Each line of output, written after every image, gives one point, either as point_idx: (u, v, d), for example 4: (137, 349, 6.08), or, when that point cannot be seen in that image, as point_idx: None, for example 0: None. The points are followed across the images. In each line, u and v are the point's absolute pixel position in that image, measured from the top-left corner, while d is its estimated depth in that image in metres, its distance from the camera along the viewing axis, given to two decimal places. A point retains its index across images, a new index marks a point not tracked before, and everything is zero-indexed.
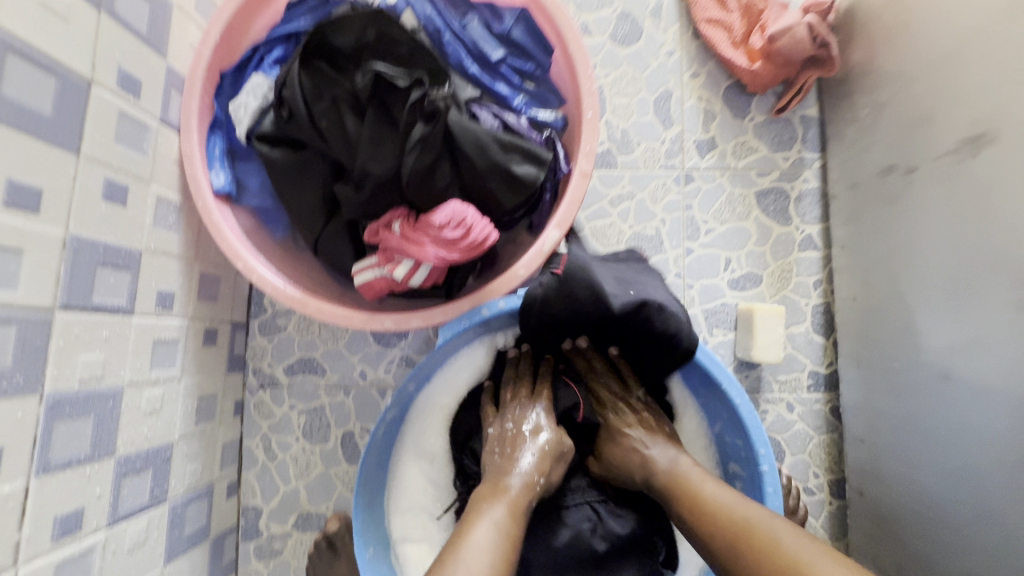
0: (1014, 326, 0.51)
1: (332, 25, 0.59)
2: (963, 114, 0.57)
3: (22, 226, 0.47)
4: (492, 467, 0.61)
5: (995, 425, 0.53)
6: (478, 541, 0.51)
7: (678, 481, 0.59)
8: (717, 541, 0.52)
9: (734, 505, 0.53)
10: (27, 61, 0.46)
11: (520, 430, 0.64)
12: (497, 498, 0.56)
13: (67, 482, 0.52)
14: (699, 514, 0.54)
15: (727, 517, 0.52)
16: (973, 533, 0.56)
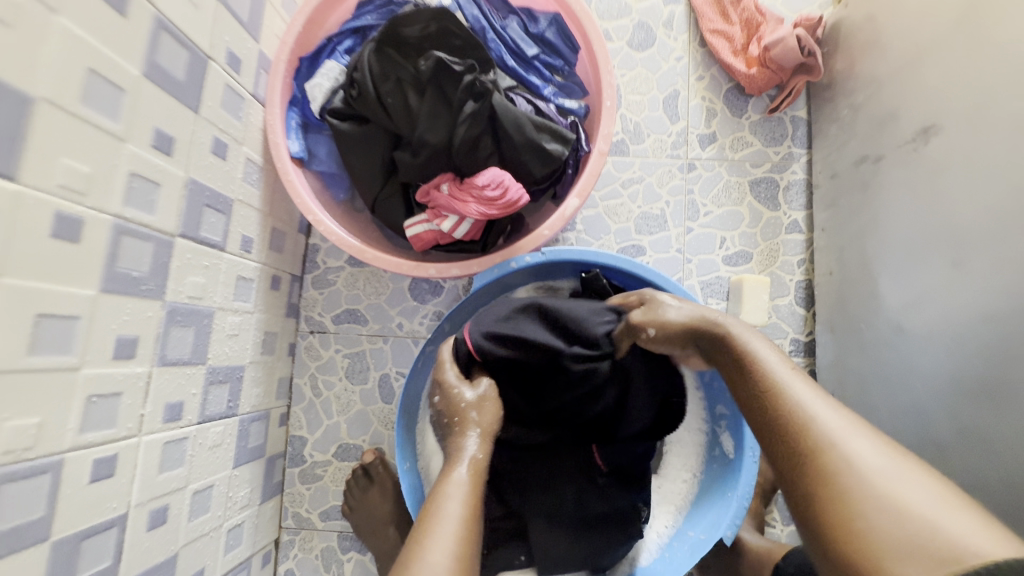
0: (954, 281, 0.62)
1: (403, 19, 0.72)
2: (920, 112, 0.69)
3: (161, 165, 0.59)
4: (457, 428, 0.65)
5: (938, 364, 0.64)
6: (449, 510, 0.54)
7: (750, 365, 0.52)
8: (780, 439, 0.46)
9: (812, 408, 0.46)
10: (174, 37, 0.59)
11: (466, 399, 0.66)
12: (451, 469, 0.59)
13: (175, 377, 0.64)
14: (768, 410, 0.48)
15: (798, 422, 0.46)
16: (915, 457, 0.67)
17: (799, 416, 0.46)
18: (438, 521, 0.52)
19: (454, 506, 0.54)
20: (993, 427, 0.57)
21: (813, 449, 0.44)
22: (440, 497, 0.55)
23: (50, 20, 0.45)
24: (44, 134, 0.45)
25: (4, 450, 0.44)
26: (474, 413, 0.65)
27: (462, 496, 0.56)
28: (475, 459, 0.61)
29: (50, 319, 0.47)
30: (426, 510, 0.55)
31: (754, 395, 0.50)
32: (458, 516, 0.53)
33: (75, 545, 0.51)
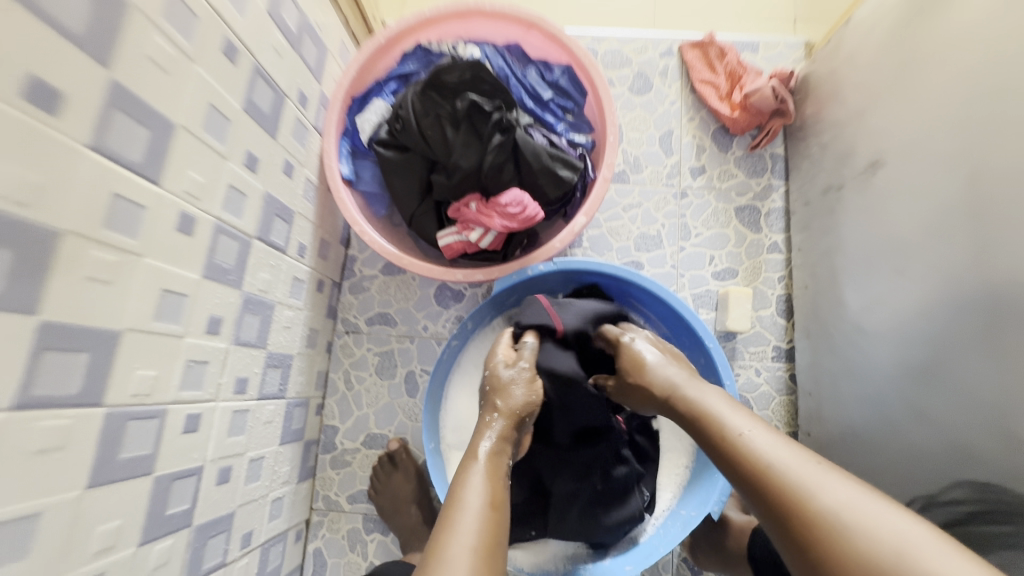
0: (894, 281, 0.70)
1: (443, 67, 0.86)
2: (864, 147, 0.80)
3: (248, 180, 0.73)
4: (480, 427, 0.71)
5: (886, 355, 0.71)
6: (471, 499, 0.58)
7: (713, 423, 0.59)
8: (756, 487, 0.51)
9: (780, 455, 0.52)
10: (265, 80, 0.74)
11: (509, 389, 0.75)
12: (474, 467, 0.63)
13: (244, 356, 0.76)
14: (742, 461, 0.53)
15: (772, 467, 0.51)
16: (875, 444, 0.73)
17: (769, 463, 0.51)
18: (459, 517, 0.55)
19: (472, 506, 0.57)
20: (932, 407, 0.63)
21: (791, 492, 0.49)
22: (466, 498, 0.58)
23: (193, 67, 0.59)
24: (181, 151, 0.59)
25: (133, 393, 0.55)
26: (519, 399, 0.74)
27: (481, 496, 0.58)
28: (490, 460, 0.65)
29: (171, 294, 0.59)
30: (447, 510, 0.57)
31: (722, 449, 0.56)
32: (475, 511, 0.56)
33: (168, 483, 0.62)
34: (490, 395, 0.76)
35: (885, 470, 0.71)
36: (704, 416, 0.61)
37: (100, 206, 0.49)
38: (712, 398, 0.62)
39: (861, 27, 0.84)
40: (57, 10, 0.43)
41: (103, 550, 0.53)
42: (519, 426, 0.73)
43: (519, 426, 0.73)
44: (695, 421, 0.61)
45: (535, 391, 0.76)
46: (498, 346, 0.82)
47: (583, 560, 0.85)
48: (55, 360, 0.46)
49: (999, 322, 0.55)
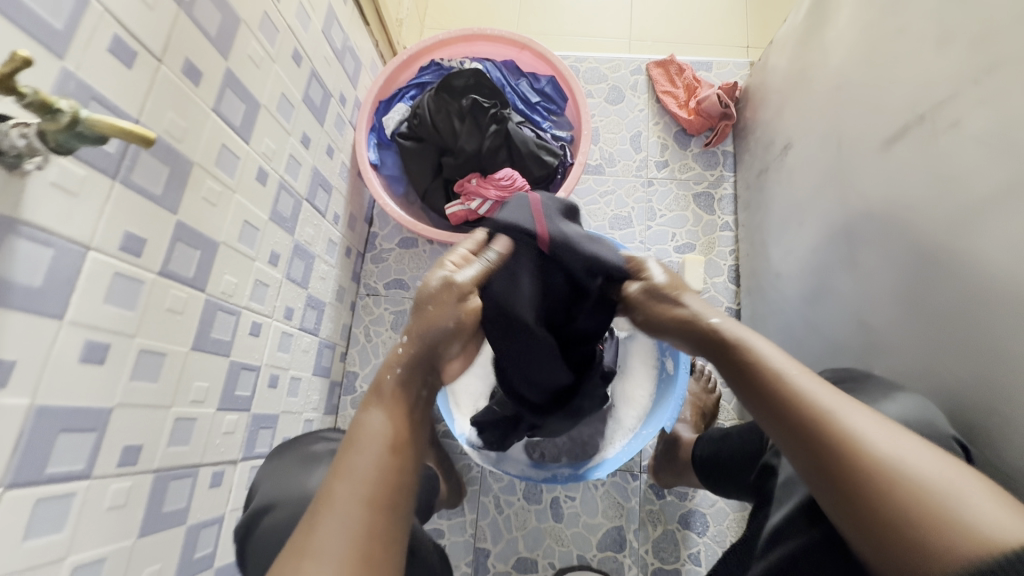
0: (801, 233, 0.93)
1: (452, 75, 1.11)
2: (781, 136, 1.02)
3: (303, 154, 0.96)
4: (388, 355, 0.60)
5: (801, 286, 0.92)
6: (371, 431, 0.52)
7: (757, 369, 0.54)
8: (800, 428, 0.48)
9: (833, 401, 0.49)
10: (318, 81, 0.98)
11: (424, 308, 0.61)
12: (375, 401, 0.56)
13: (292, 291, 0.96)
14: (794, 401, 0.50)
15: (824, 411, 0.48)
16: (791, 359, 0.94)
17: (824, 406, 0.48)
18: (356, 453, 0.50)
19: (369, 442, 0.51)
20: (821, 317, 0.85)
21: (841, 435, 0.46)
22: (362, 433, 0.52)
23: (274, 65, 0.83)
24: (263, 124, 0.82)
25: (222, 291, 0.76)
26: (444, 320, 0.61)
27: (378, 436, 0.52)
28: (393, 394, 0.57)
29: (249, 225, 0.81)
30: (347, 443, 0.52)
31: (771, 390, 0.52)
32: (375, 439, 0.52)
33: (238, 370, 0.82)
34: (415, 312, 0.62)
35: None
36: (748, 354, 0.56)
37: (215, 151, 0.71)
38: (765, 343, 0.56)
39: (778, 47, 1.08)
40: (202, 19, 0.66)
41: (197, 401, 0.73)
42: (436, 350, 0.61)
43: (432, 349, 0.60)
44: (743, 368, 0.56)
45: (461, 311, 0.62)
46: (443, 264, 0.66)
47: (562, 472, 1.02)
48: (183, 250, 0.67)
49: (852, 244, 0.77)
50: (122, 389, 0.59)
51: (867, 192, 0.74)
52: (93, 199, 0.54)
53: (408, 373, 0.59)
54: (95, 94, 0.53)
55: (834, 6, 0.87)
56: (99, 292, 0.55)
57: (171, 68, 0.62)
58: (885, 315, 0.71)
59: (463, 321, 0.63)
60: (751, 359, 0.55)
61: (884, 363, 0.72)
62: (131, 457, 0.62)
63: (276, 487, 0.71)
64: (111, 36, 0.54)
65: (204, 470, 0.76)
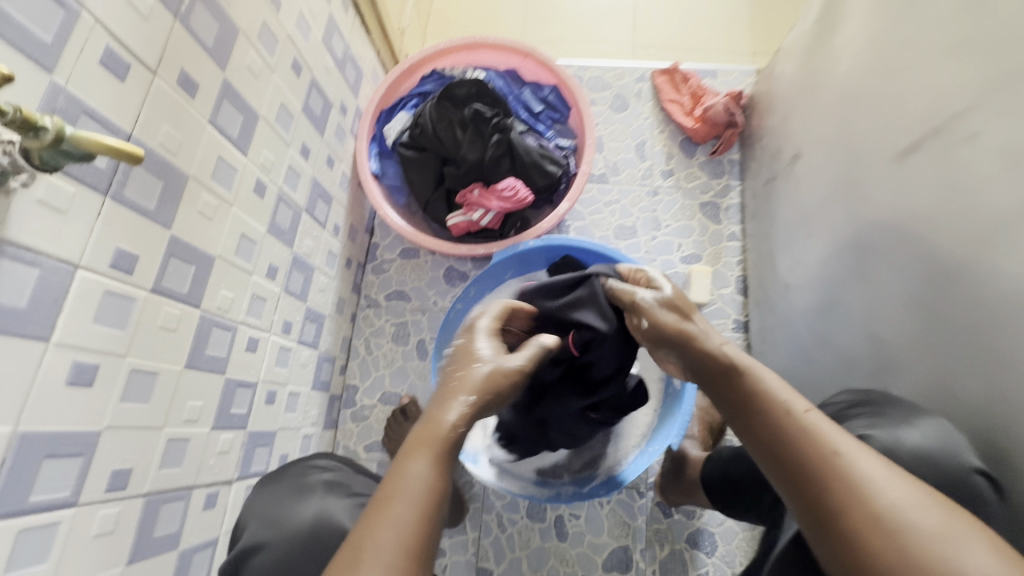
0: (807, 241, 0.91)
1: (454, 83, 1.09)
2: (790, 145, 1.00)
3: (302, 165, 0.94)
4: (449, 404, 0.55)
5: (810, 296, 0.89)
6: (416, 485, 0.48)
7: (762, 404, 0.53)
8: (803, 468, 0.47)
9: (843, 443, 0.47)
10: (319, 91, 0.96)
11: (501, 373, 0.60)
12: (425, 448, 0.51)
13: (290, 304, 0.94)
14: (803, 439, 0.49)
15: (833, 452, 0.47)
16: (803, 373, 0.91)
17: (833, 448, 0.47)
18: (396, 507, 0.46)
19: (413, 498, 0.47)
20: (832, 331, 0.83)
21: (848, 479, 0.45)
22: (407, 485, 0.47)
23: (273, 75, 0.81)
24: (261, 135, 0.80)
25: (217, 307, 0.74)
26: (508, 389, 0.60)
27: (423, 493, 0.47)
28: (448, 451, 0.52)
29: (246, 239, 0.79)
30: (382, 494, 0.47)
31: (776, 426, 0.51)
32: (420, 495, 0.47)
33: (233, 387, 0.79)
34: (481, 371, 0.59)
35: (799, 392, 0.90)
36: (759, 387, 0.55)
37: (211, 164, 0.69)
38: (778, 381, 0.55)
39: (785, 55, 1.07)
40: (199, 29, 0.65)
41: (190, 421, 0.70)
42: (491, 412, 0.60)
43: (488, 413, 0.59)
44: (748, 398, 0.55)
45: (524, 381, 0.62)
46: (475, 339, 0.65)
47: (566, 489, 0.99)
48: (177, 265, 0.65)
49: (865, 257, 0.75)
50: (111, 411, 0.57)
51: (879, 204, 0.72)
52: (83, 216, 0.52)
53: (465, 436, 0.54)
54: (86, 107, 0.51)
55: (844, 12, 0.85)
56: (88, 312, 0.53)
57: (166, 80, 0.60)
58: (902, 332, 0.68)
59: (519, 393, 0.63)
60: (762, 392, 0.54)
61: (902, 384, 0.68)
62: (121, 481, 0.60)
63: (266, 522, 0.68)
64: (103, 48, 0.52)
65: (198, 492, 0.73)
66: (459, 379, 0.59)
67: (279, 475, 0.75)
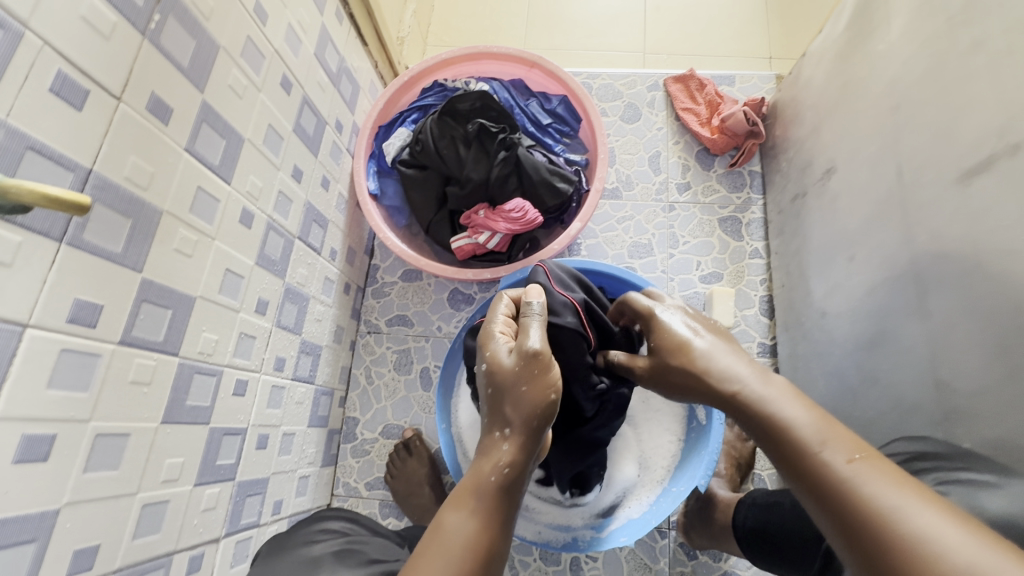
0: (850, 265, 0.84)
1: (456, 97, 1.03)
2: (823, 158, 0.93)
3: (294, 187, 0.86)
4: (488, 444, 0.54)
5: (854, 324, 0.82)
6: (458, 536, 0.47)
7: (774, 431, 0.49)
8: (835, 527, 0.42)
9: (894, 499, 0.40)
10: (311, 109, 0.90)
11: (516, 390, 0.54)
12: (466, 499, 0.50)
13: (282, 338, 0.87)
14: (844, 497, 0.42)
15: (878, 510, 0.40)
16: (846, 409, 0.84)
17: (881, 507, 0.40)
18: (435, 564, 0.45)
19: (455, 551, 0.46)
20: (884, 367, 0.76)
21: (906, 546, 0.38)
22: (448, 540, 0.47)
23: (259, 95, 0.75)
24: (247, 160, 0.73)
25: (199, 351, 0.67)
26: (534, 405, 0.53)
27: (465, 544, 0.47)
28: (492, 500, 0.50)
29: (232, 274, 0.72)
30: (425, 545, 0.48)
31: (814, 484, 0.44)
32: (461, 550, 0.46)
33: (219, 436, 0.72)
34: (500, 394, 0.55)
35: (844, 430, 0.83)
36: (789, 431, 0.48)
37: (189, 196, 0.63)
38: (798, 415, 0.48)
39: (813, 60, 0.99)
40: (173, 48, 0.58)
41: (169, 481, 0.63)
42: (535, 436, 0.53)
43: (536, 436, 0.54)
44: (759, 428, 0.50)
45: (552, 386, 0.54)
46: (499, 340, 0.59)
47: (584, 534, 0.91)
48: (150, 311, 0.58)
49: (923, 290, 0.69)
50: (71, 485, 0.51)
51: (940, 234, 0.66)
52: (32, 268, 0.45)
53: (514, 475, 0.52)
54: (33, 142, 0.45)
55: (884, 15, 0.78)
56: (40, 376, 0.47)
57: (133, 105, 0.53)
58: (971, 375, 0.62)
59: (557, 394, 0.55)
60: (795, 439, 0.47)
61: (972, 434, 0.61)
62: (85, 561, 0.53)
63: None
64: (54, 74, 0.46)
65: (180, 557, 0.66)
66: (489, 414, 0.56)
67: (285, 542, 0.72)
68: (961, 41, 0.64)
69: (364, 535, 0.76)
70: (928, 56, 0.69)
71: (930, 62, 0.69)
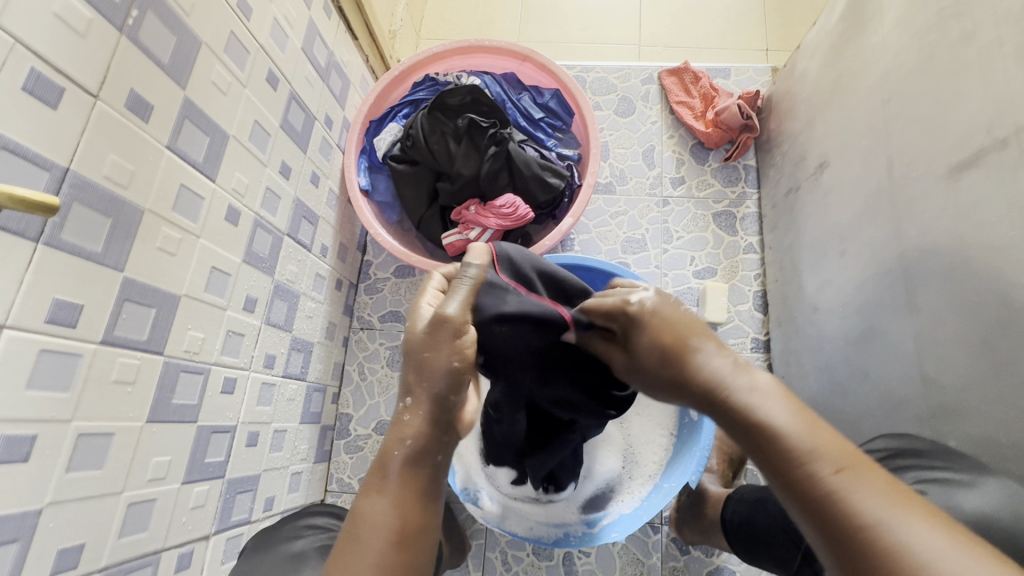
0: (841, 260, 0.83)
1: (446, 92, 1.02)
2: (817, 152, 0.92)
3: (282, 184, 0.86)
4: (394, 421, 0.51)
5: (846, 320, 0.82)
6: (376, 521, 0.45)
7: (755, 428, 0.43)
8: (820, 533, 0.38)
9: (882, 511, 0.37)
10: (299, 105, 0.89)
11: (422, 358, 0.51)
12: (379, 483, 0.48)
13: (272, 335, 0.87)
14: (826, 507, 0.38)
15: (861, 517, 0.37)
16: (837, 405, 0.84)
17: (867, 519, 0.36)
18: (358, 554, 0.44)
19: (375, 536, 0.45)
20: (873, 362, 0.75)
21: (891, 560, 0.35)
22: (367, 527, 0.45)
23: (244, 91, 0.74)
24: (232, 157, 0.73)
25: (185, 350, 0.67)
26: (436, 372, 0.50)
27: (384, 526, 0.45)
28: (404, 474, 0.48)
29: (218, 272, 0.72)
30: (344, 536, 0.45)
31: (795, 491, 0.40)
32: (382, 533, 0.45)
33: (207, 435, 0.72)
34: (408, 364, 0.52)
35: (835, 426, 0.82)
36: (773, 435, 0.42)
37: (171, 194, 0.62)
38: (781, 411, 0.43)
39: (807, 53, 0.98)
40: (152, 43, 0.57)
41: (156, 479, 0.64)
42: (443, 402, 0.51)
43: (446, 401, 0.51)
44: (735, 422, 0.45)
45: (459, 352, 0.51)
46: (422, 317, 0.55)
47: (575, 529, 0.92)
48: (133, 310, 0.58)
49: (912, 285, 0.68)
50: (54, 485, 0.51)
51: (930, 230, 0.65)
52: (8, 269, 0.45)
53: (421, 443, 0.49)
54: (7, 142, 0.44)
55: (877, 7, 0.76)
56: (20, 377, 0.47)
57: (111, 103, 0.53)
58: (959, 372, 0.61)
59: (461, 358, 0.52)
60: (775, 442, 0.42)
61: (958, 432, 0.62)
62: (69, 561, 0.53)
63: None
64: (27, 72, 0.45)
65: (168, 555, 0.67)
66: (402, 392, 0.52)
67: (272, 537, 0.73)
68: (952, 33, 0.63)
69: None
70: (920, 48, 0.68)
71: (922, 54, 0.68)
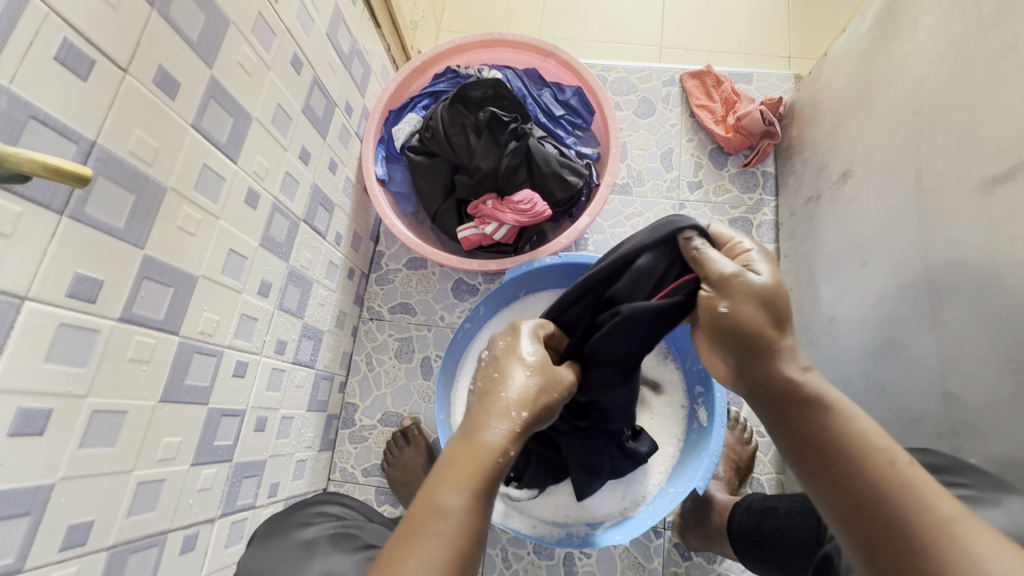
0: (862, 269, 0.82)
1: (469, 84, 1.01)
2: (841, 161, 0.91)
3: (301, 169, 0.85)
4: (492, 421, 0.50)
5: (865, 331, 0.81)
6: (456, 515, 0.44)
7: (829, 417, 0.47)
8: (880, 512, 0.42)
9: (946, 511, 0.40)
10: (321, 91, 0.88)
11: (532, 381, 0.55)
12: (465, 478, 0.47)
13: (284, 321, 0.86)
14: (897, 491, 0.42)
15: (926, 506, 0.41)
16: None
17: (933, 511, 0.40)
18: (434, 543, 0.42)
19: (448, 536, 0.43)
20: (891, 375, 0.75)
21: (946, 543, 0.39)
22: (447, 521, 0.44)
23: (269, 73, 0.73)
24: (255, 139, 0.72)
25: (200, 331, 0.66)
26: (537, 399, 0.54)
27: (462, 523, 0.44)
28: (490, 479, 0.48)
29: (235, 254, 0.71)
30: (422, 525, 0.44)
31: (859, 485, 0.44)
32: (457, 528, 0.44)
33: (217, 417, 0.72)
34: (517, 376, 0.54)
35: None
36: (844, 425, 0.47)
37: (194, 173, 0.62)
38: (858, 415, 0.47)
39: (834, 60, 0.97)
40: (183, 21, 0.57)
41: (165, 459, 0.63)
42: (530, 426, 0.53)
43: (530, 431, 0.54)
44: (809, 412, 0.49)
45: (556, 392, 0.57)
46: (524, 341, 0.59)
47: (578, 530, 0.91)
48: (152, 288, 0.58)
49: (937, 299, 0.67)
50: (67, 461, 0.50)
51: (958, 244, 0.64)
52: (32, 239, 0.45)
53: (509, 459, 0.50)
54: (36, 111, 0.44)
55: (911, 14, 0.75)
56: (39, 349, 0.47)
57: (140, 78, 0.52)
58: (981, 390, 0.61)
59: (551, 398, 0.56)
60: (850, 433, 0.46)
61: (978, 450, 0.61)
62: (80, 536, 0.53)
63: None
64: (60, 41, 0.45)
65: (174, 536, 0.66)
66: (505, 391, 0.53)
67: (283, 520, 0.73)
68: (992, 42, 0.62)
69: (360, 520, 0.76)
70: (957, 57, 0.67)
71: (957, 66, 0.67)
